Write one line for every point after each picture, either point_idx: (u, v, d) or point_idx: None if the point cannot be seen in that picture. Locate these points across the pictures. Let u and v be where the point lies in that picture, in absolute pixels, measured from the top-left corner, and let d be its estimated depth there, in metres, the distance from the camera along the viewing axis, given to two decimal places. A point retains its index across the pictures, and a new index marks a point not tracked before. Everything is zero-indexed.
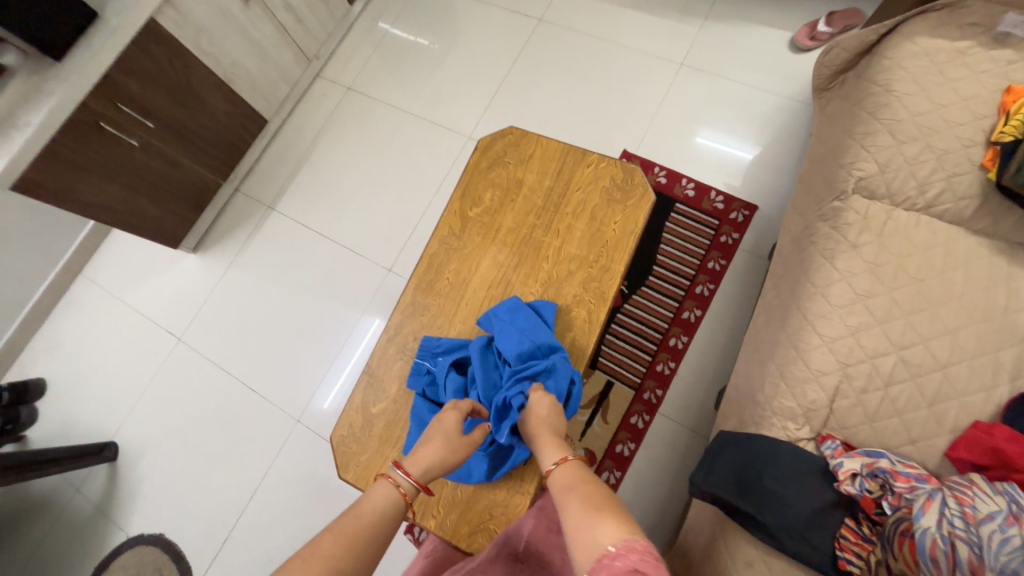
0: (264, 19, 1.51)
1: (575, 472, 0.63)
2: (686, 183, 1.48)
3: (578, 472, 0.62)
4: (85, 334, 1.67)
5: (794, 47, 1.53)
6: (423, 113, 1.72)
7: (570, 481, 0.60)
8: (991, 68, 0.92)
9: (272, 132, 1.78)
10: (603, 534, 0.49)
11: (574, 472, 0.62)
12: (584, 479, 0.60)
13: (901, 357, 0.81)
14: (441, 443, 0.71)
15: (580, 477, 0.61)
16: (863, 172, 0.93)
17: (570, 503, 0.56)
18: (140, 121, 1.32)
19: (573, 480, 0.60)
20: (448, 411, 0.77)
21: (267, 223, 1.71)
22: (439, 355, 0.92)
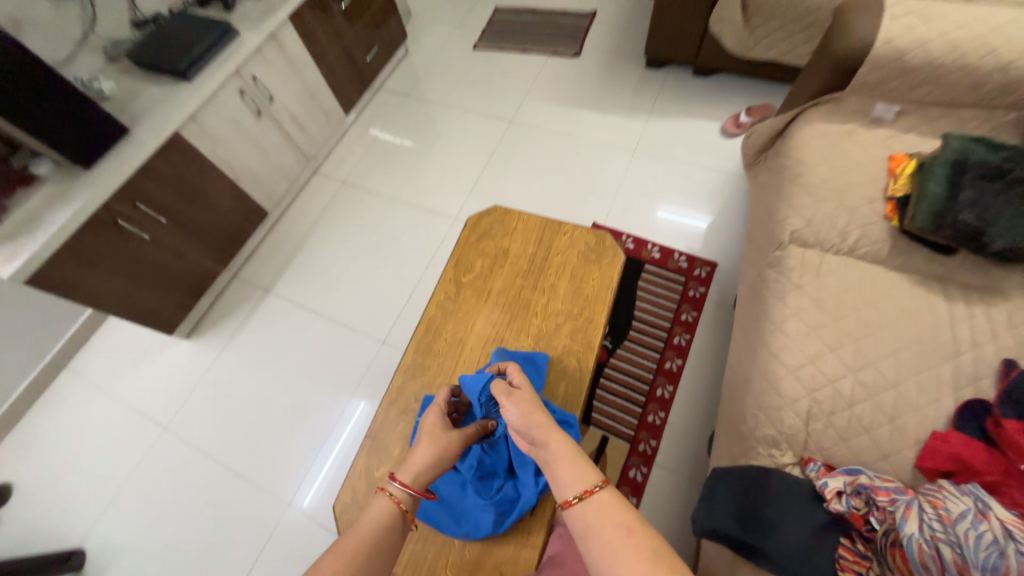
0: (272, 129, 1.73)
1: (611, 505, 0.57)
2: (651, 247, 1.67)
3: (617, 506, 0.57)
4: (62, 431, 1.60)
5: (724, 133, 1.83)
6: (412, 200, 1.92)
7: (616, 522, 0.55)
8: (873, 144, 1.16)
9: (272, 223, 1.93)
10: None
11: (612, 506, 0.57)
12: (626, 515, 0.56)
13: (857, 379, 0.91)
14: (431, 444, 0.77)
15: (621, 513, 0.56)
16: (794, 227, 1.11)
17: (622, 552, 0.52)
18: (153, 217, 1.43)
19: (616, 517, 0.56)
20: (429, 412, 0.84)
21: (262, 306, 1.78)
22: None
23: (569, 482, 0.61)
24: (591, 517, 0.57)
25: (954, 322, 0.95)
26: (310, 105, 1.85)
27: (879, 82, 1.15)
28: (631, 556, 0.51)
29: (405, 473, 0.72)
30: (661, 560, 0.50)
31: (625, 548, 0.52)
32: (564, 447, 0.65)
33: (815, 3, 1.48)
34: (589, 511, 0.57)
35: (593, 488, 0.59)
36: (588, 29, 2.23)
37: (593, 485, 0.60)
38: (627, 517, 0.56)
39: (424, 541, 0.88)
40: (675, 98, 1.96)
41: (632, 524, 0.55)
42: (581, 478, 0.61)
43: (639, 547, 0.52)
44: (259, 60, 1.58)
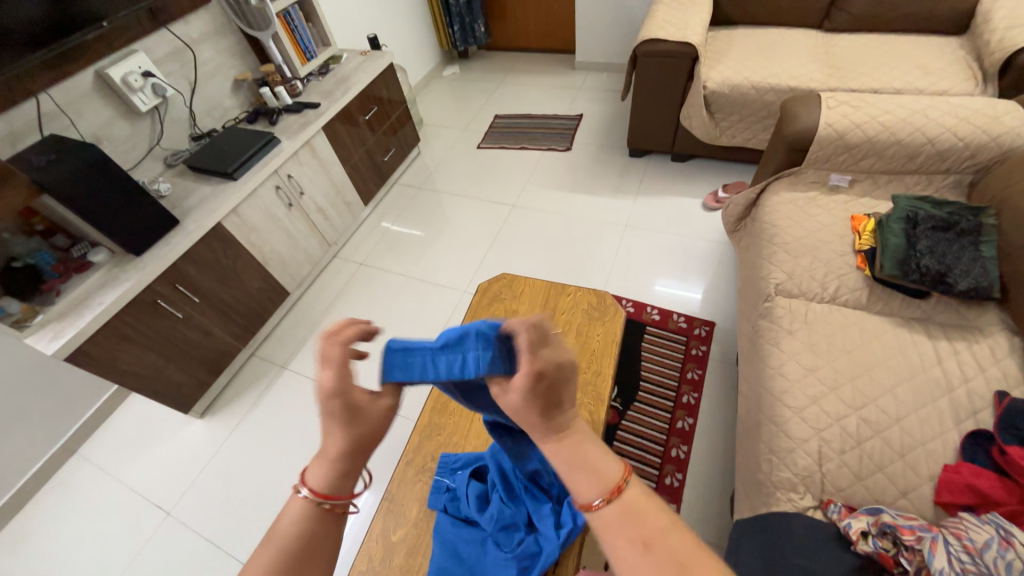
0: (301, 218, 1.94)
1: (634, 511, 0.43)
2: (651, 310, 1.76)
3: (640, 512, 0.43)
4: (59, 523, 1.54)
5: (705, 206, 2.04)
6: (424, 277, 2.06)
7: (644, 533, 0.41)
8: (835, 208, 1.32)
9: (292, 303, 2.05)
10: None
11: (637, 513, 0.43)
12: (650, 524, 0.42)
13: (861, 417, 0.95)
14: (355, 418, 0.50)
15: (643, 524, 0.42)
16: (778, 280, 1.22)
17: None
18: (187, 297, 1.55)
19: (638, 533, 0.41)
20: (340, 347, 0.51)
21: (277, 381, 1.83)
22: (458, 468, 0.99)
23: (579, 483, 0.45)
24: (609, 527, 0.42)
25: (941, 358, 1.01)
26: (334, 197, 2.08)
27: (828, 156, 1.34)
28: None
29: (317, 465, 0.48)
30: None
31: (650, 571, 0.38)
32: (573, 434, 0.49)
33: (766, 99, 1.76)
34: (603, 522, 0.43)
35: (614, 492, 0.43)
36: (576, 128, 2.58)
37: (613, 485, 0.44)
38: (653, 527, 0.42)
39: None
40: (658, 180, 2.21)
41: (658, 537, 0.41)
42: (603, 481, 0.44)
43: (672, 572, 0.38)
44: (295, 161, 1.83)
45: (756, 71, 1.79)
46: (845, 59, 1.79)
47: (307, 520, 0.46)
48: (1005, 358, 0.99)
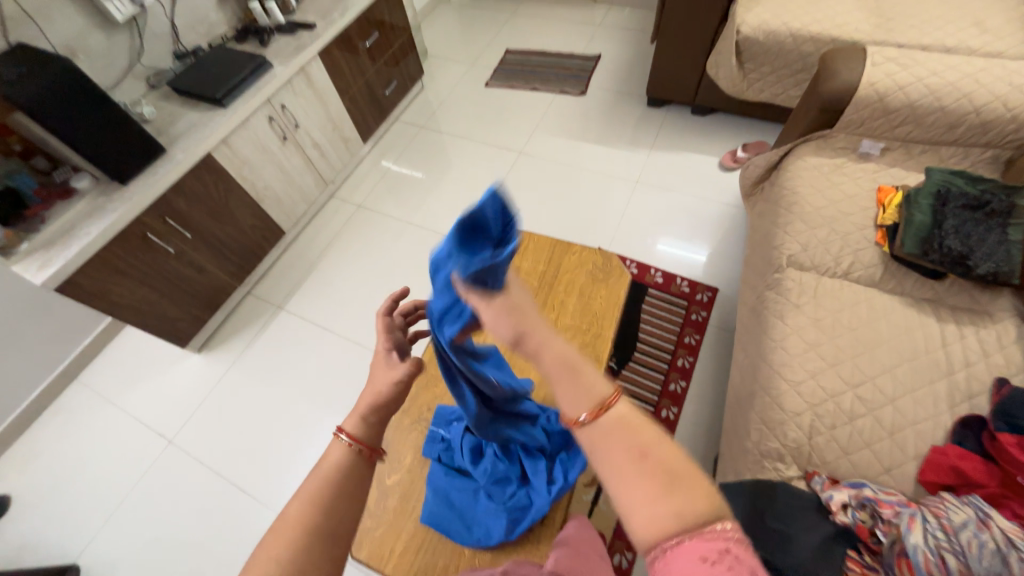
0: (296, 153, 1.83)
1: (626, 425, 0.42)
2: (654, 272, 1.73)
3: (632, 425, 0.42)
4: (67, 444, 1.61)
5: (722, 166, 1.94)
6: (423, 223, 2.00)
7: (631, 448, 0.40)
8: (862, 177, 1.25)
9: (287, 242, 2.00)
10: (692, 524, 0.37)
11: (624, 425, 0.42)
12: (642, 436, 0.41)
13: (857, 394, 0.95)
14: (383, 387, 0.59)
15: (635, 438, 0.41)
16: (791, 251, 1.17)
17: (630, 485, 0.39)
18: (178, 232, 1.50)
19: (628, 443, 0.41)
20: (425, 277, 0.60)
21: (274, 321, 1.82)
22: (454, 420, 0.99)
23: (566, 393, 0.44)
24: (596, 441, 0.42)
25: (946, 342, 0.99)
26: (331, 132, 1.96)
27: (863, 120, 1.24)
28: (642, 485, 0.38)
29: (351, 419, 0.56)
30: (682, 489, 0.38)
31: (636, 476, 0.39)
32: (563, 351, 0.46)
33: (803, 50, 1.61)
34: (593, 432, 0.42)
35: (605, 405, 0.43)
36: (592, 70, 2.40)
37: (603, 400, 0.43)
38: (644, 439, 0.41)
39: (435, 548, 0.89)
40: (674, 134, 2.08)
41: (646, 448, 0.40)
42: (590, 397, 0.43)
43: (657, 480, 0.38)
44: (289, 90, 1.70)
45: (796, 16, 1.62)
46: (896, 8, 1.62)
47: (351, 451, 0.53)
48: (1010, 346, 0.97)
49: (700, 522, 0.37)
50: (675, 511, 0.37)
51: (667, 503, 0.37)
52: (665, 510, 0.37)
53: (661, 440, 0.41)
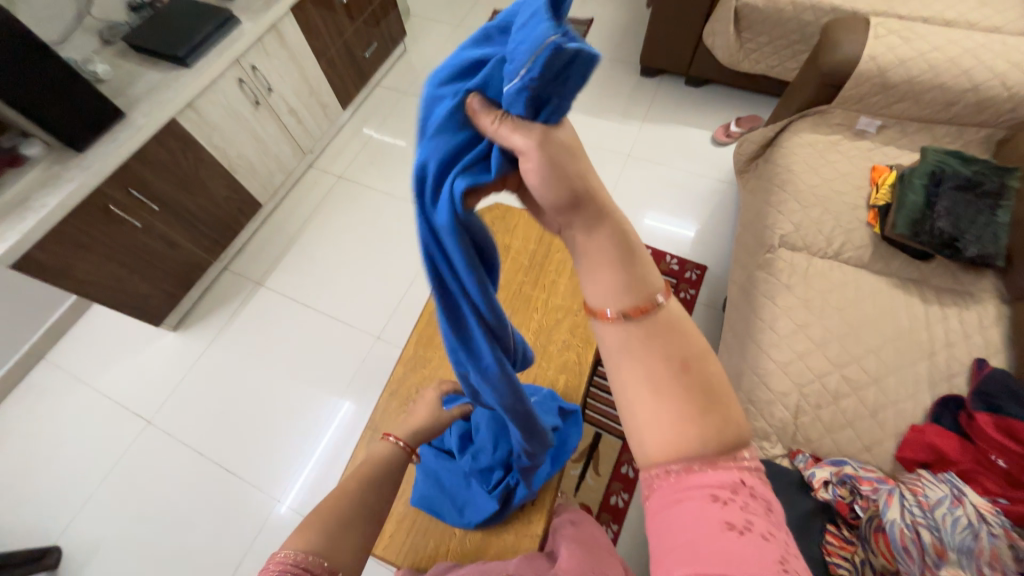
0: (270, 119, 1.72)
1: (668, 329, 0.44)
2: (644, 250, 1.71)
3: (675, 334, 0.44)
4: (40, 425, 1.55)
5: (715, 141, 1.89)
6: (407, 196, 1.92)
7: (671, 353, 0.43)
8: (856, 155, 1.23)
9: (265, 215, 1.90)
10: (710, 446, 0.41)
11: (668, 328, 0.44)
12: (685, 345, 0.44)
13: (843, 374, 0.96)
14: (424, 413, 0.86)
15: (676, 351, 0.43)
16: (783, 231, 1.16)
17: (663, 395, 0.42)
18: (145, 204, 1.40)
19: (666, 355, 0.43)
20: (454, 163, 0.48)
21: (253, 298, 1.75)
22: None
23: (605, 286, 0.46)
24: (632, 338, 0.44)
25: (930, 323, 1.01)
26: (307, 97, 1.84)
27: (862, 97, 1.21)
28: (672, 396, 0.42)
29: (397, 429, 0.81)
30: (710, 411, 0.42)
31: (667, 385, 0.42)
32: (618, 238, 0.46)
33: (802, 20, 1.55)
34: (632, 339, 0.44)
35: (647, 309, 0.44)
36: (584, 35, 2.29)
37: (647, 301, 0.44)
38: (683, 349, 0.44)
39: (425, 528, 0.89)
40: (666, 106, 2.02)
41: (689, 357, 0.43)
42: (637, 292, 0.45)
43: (687, 392, 0.42)
44: (259, 50, 1.57)
45: None
46: None
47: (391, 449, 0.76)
48: (990, 327, 1.00)
49: (719, 451, 0.41)
50: (697, 428, 0.41)
51: (693, 419, 0.41)
52: (688, 426, 0.41)
53: (700, 357, 0.44)
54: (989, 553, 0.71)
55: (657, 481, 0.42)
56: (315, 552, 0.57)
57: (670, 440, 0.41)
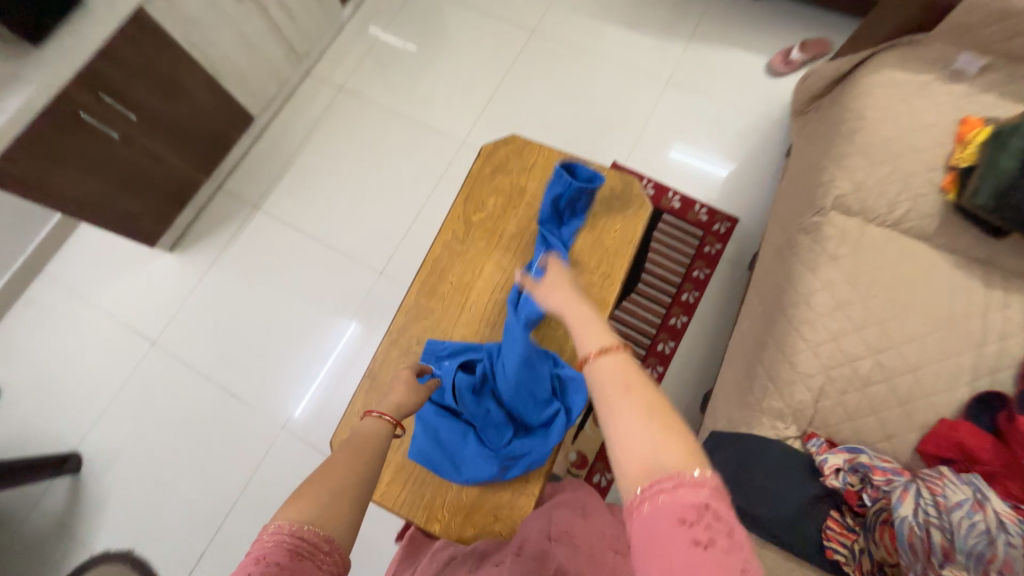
0: (257, 14, 1.48)
1: (622, 366, 0.47)
2: (672, 195, 1.55)
3: (628, 368, 0.47)
4: (46, 338, 1.56)
5: (770, 71, 1.62)
6: (414, 116, 1.72)
7: (621, 381, 0.46)
8: (947, 102, 1.02)
9: (259, 130, 1.73)
10: (669, 459, 0.38)
11: (621, 365, 0.47)
12: (636, 377, 0.46)
13: (877, 360, 0.88)
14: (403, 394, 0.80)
15: (633, 376, 0.46)
16: (840, 190, 1.01)
17: (618, 409, 0.43)
18: (121, 112, 1.25)
19: (623, 376, 0.46)
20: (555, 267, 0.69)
21: (250, 222, 1.66)
22: (443, 356, 0.93)
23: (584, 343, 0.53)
24: (594, 373, 0.48)
25: (987, 310, 0.90)
26: None
27: (974, 26, 0.97)
28: (629, 408, 0.43)
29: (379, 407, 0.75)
30: (659, 426, 0.41)
31: (618, 408, 0.43)
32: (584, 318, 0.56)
33: None
34: (595, 371, 0.48)
35: (611, 349, 0.49)
36: None
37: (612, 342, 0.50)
38: (632, 381, 0.46)
39: (423, 479, 0.90)
40: (721, 21, 1.71)
41: (635, 385, 0.45)
42: (597, 339, 0.51)
43: (640, 404, 0.42)
44: None
45: None
46: None
47: (377, 424, 0.69)
48: None
49: (671, 463, 0.38)
50: (651, 437, 0.40)
51: (646, 427, 0.41)
52: (641, 436, 0.40)
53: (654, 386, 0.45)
54: (1002, 562, 0.68)
55: (627, 509, 0.38)
56: (309, 521, 0.52)
57: (631, 453, 0.40)
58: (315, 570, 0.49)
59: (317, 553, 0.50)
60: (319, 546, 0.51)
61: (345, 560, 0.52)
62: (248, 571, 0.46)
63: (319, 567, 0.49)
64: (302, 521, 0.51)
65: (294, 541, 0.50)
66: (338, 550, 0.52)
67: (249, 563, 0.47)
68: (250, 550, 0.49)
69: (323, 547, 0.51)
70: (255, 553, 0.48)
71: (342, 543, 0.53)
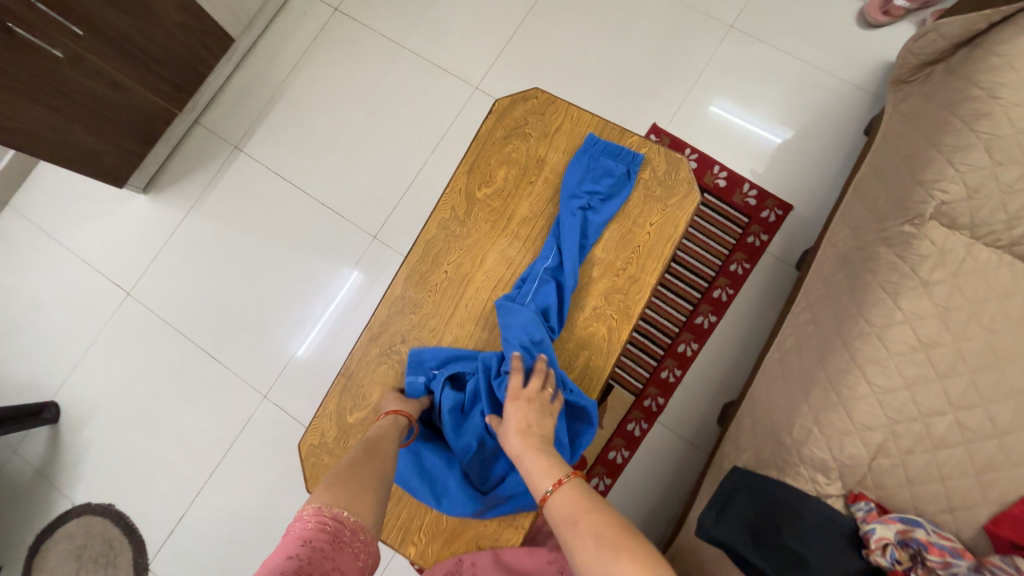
0: None
1: (572, 494, 0.55)
2: (717, 171, 1.31)
3: (577, 493, 0.55)
4: (15, 279, 1.45)
5: (864, 21, 1.30)
6: (421, 51, 1.45)
7: (570, 513, 0.53)
8: None
9: (240, 55, 1.49)
10: None
11: (573, 494, 0.55)
12: (585, 503, 0.54)
13: (956, 419, 0.73)
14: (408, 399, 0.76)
15: (581, 502, 0.54)
16: (946, 195, 0.79)
17: (576, 544, 0.50)
18: (64, 26, 1.04)
19: (574, 509, 0.53)
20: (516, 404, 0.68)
21: (231, 165, 1.47)
22: (432, 366, 0.80)
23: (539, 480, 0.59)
24: (553, 509, 0.55)
25: None
26: None
27: None
28: (585, 546, 0.49)
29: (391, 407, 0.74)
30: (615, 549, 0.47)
31: (578, 542, 0.50)
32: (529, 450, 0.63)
33: None
34: (551, 508, 0.56)
35: (559, 481, 0.57)
36: None
37: (561, 475, 0.58)
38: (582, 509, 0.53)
39: (399, 498, 0.80)
40: None
41: (584, 514, 0.52)
42: (548, 475, 0.59)
43: (592, 532, 0.50)
44: None
45: None
46: None
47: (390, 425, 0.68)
48: None
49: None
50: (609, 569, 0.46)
51: (600, 557, 0.47)
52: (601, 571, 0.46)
53: (604, 509, 0.53)
54: None
55: None
56: (347, 507, 0.50)
57: None
58: (354, 559, 0.46)
59: (355, 540, 0.47)
60: (357, 534, 0.48)
61: (376, 556, 0.49)
62: (294, 551, 0.43)
63: (356, 556, 0.46)
64: (341, 506, 0.49)
65: (335, 525, 0.47)
66: (374, 541, 0.49)
67: (294, 544, 0.43)
68: (290, 533, 0.46)
69: (359, 536, 0.48)
70: (297, 535, 0.45)
71: (375, 536, 0.50)
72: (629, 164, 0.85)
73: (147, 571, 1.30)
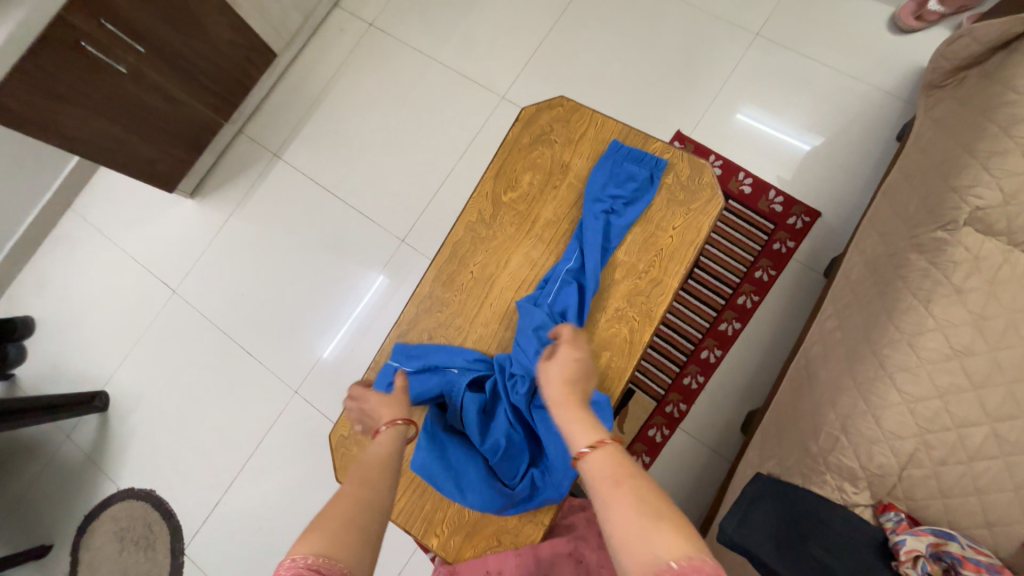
0: None
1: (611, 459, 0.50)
2: (742, 178, 1.31)
3: (617, 459, 0.50)
4: (74, 276, 1.57)
5: (895, 26, 1.28)
6: (450, 63, 1.51)
7: (609, 473, 0.48)
8: None
9: (282, 68, 1.58)
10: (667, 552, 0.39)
11: (612, 457, 0.50)
12: (625, 468, 0.48)
13: (994, 431, 0.70)
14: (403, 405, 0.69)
15: (622, 465, 0.49)
16: (981, 201, 0.77)
17: (610, 503, 0.45)
18: (128, 44, 1.14)
19: (613, 469, 0.48)
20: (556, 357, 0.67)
21: (271, 172, 1.55)
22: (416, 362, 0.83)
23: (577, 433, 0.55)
24: (587, 468, 0.50)
25: None
26: None
27: None
28: (622, 503, 0.44)
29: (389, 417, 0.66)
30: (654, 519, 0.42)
31: (614, 504, 0.45)
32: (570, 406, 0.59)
33: None
34: (587, 464, 0.51)
35: (601, 440, 0.52)
36: None
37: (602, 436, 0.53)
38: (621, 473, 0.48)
39: (423, 490, 0.82)
40: None
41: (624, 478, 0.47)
42: (587, 432, 0.54)
43: (631, 496, 0.45)
44: None
45: None
46: None
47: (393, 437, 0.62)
48: None
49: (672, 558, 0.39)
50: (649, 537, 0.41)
51: (638, 521, 0.42)
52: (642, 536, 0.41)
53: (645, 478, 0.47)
54: None
55: None
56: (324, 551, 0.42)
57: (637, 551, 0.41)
58: None
59: None
60: None
61: None
62: None
63: None
64: (315, 551, 0.42)
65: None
66: None
67: None
68: None
69: None
70: None
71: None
72: (652, 169, 0.87)
73: (183, 555, 1.36)
